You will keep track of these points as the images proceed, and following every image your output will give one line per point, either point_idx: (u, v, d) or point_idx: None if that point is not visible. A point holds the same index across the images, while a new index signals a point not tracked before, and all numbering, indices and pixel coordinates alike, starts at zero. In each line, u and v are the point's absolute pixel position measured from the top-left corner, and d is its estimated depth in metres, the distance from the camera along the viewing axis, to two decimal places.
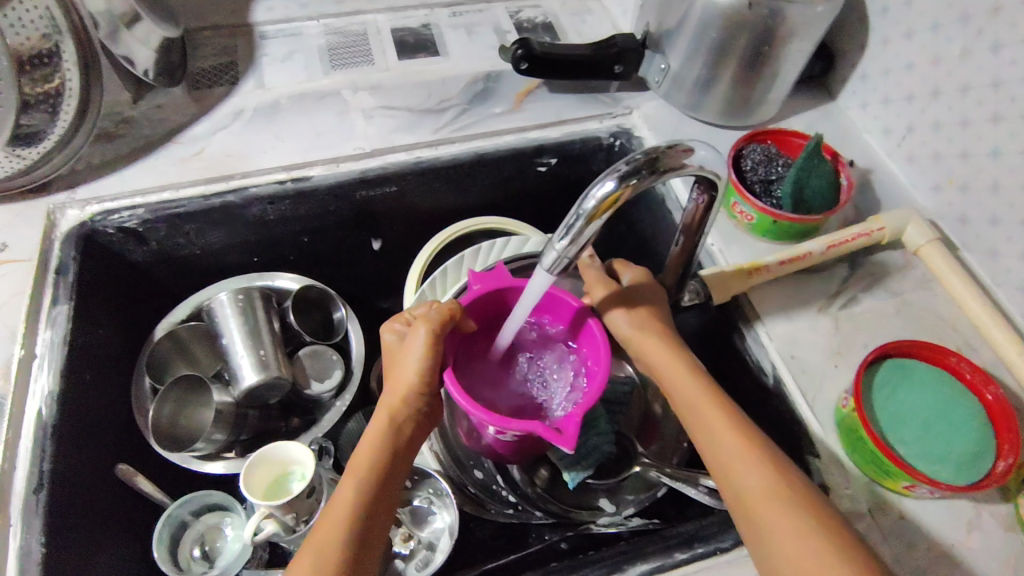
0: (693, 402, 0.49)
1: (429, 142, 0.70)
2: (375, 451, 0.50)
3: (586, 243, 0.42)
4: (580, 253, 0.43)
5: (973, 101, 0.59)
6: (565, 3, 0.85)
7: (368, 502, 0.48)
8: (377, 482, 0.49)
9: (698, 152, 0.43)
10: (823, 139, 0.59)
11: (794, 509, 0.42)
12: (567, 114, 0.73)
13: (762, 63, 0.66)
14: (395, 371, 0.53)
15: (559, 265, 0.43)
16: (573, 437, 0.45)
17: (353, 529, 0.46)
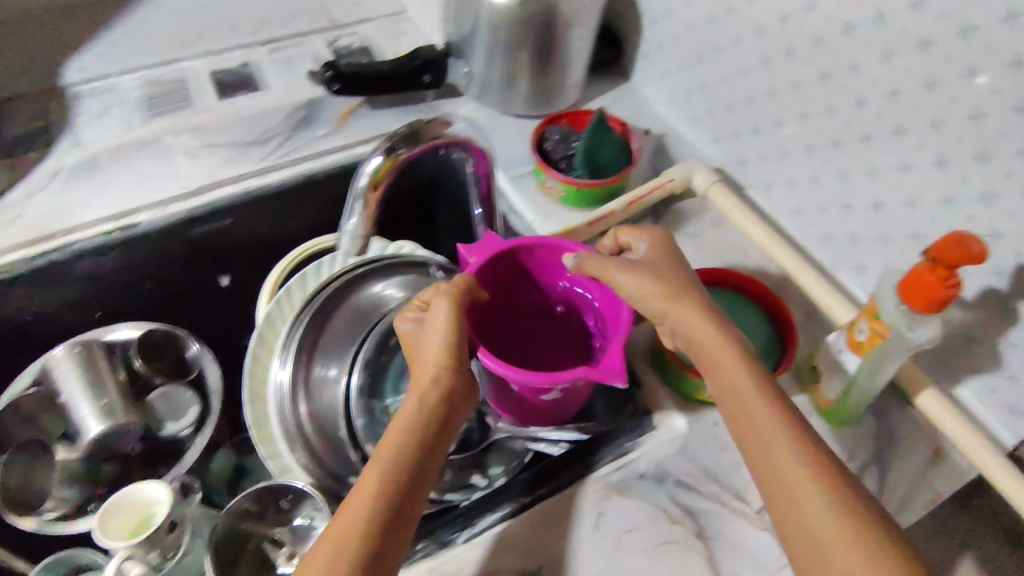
0: (709, 349, 0.47)
1: (257, 171, 0.73)
2: (401, 438, 0.46)
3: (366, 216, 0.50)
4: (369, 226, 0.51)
5: (726, 60, 0.67)
6: (380, 26, 0.89)
7: (391, 496, 0.43)
8: (407, 472, 0.44)
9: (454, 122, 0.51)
10: (605, 111, 0.67)
11: (814, 474, 0.40)
12: (389, 126, 0.77)
13: (551, 54, 0.73)
14: (425, 350, 0.50)
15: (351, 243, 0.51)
16: (622, 370, 0.46)
17: (370, 532, 0.41)
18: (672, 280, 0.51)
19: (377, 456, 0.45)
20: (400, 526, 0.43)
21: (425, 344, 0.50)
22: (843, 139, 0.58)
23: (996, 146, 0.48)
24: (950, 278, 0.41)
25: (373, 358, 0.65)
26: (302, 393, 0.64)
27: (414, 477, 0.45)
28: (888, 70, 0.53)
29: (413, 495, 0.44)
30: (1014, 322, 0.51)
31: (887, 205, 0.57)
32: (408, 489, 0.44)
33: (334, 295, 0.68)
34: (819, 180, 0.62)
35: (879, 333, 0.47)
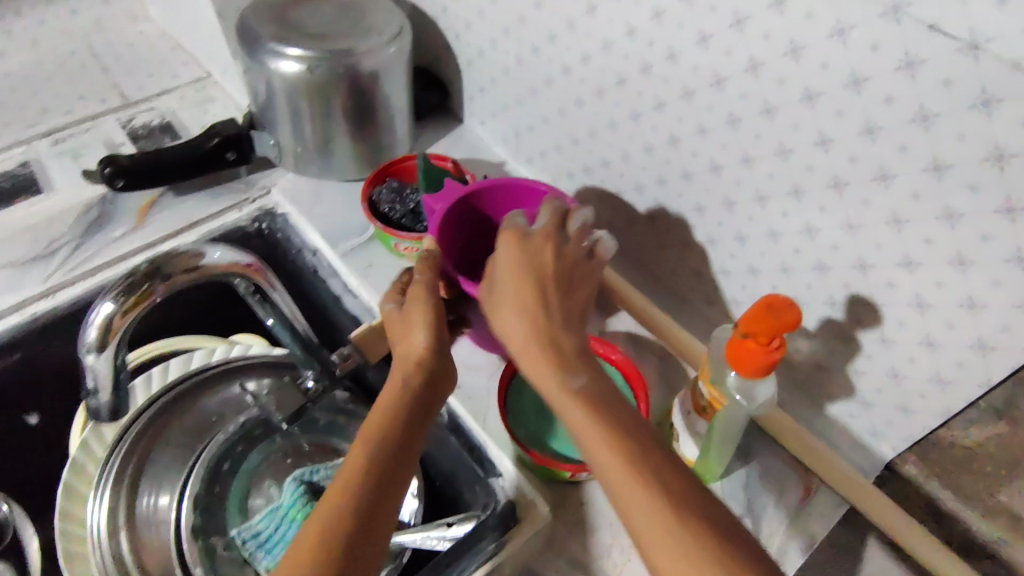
0: (535, 353, 0.40)
1: (42, 293, 0.63)
2: (383, 414, 0.41)
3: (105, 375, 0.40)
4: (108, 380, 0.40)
5: (544, 101, 0.63)
6: (182, 97, 0.81)
7: (369, 475, 0.38)
8: (388, 449, 0.39)
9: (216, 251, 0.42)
10: (427, 155, 0.63)
11: (632, 463, 0.34)
12: (198, 215, 0.69)
13: (365, 114, 0.67)
14: (403, 328, 0.47)
15: (105, 409, 0.41)
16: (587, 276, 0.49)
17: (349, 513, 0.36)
18: (518, 270, 0.44)
19: (360, 435, 0.40)
20: (383, 509, 0.37)
21: (406, 323, 0.48)
22: (667, 178, 0.56)
23: (805, 180, 0.46)
24: (769, 348, 0.39)
25: (205, 487, 0.58)
26: (126, 541, 0.55)
27: (396, 457, 0.39)
28: (691, 108, 0.50)
29: (400, 470, 0.39)
30: (856, 349, 0.50)
31: (721, 241, 0.55)
32: (389, 469, 0.39)
33: (156, 418, 0.61)
34: (654, 220, 0.59)
35: (718, 399, 0.45)
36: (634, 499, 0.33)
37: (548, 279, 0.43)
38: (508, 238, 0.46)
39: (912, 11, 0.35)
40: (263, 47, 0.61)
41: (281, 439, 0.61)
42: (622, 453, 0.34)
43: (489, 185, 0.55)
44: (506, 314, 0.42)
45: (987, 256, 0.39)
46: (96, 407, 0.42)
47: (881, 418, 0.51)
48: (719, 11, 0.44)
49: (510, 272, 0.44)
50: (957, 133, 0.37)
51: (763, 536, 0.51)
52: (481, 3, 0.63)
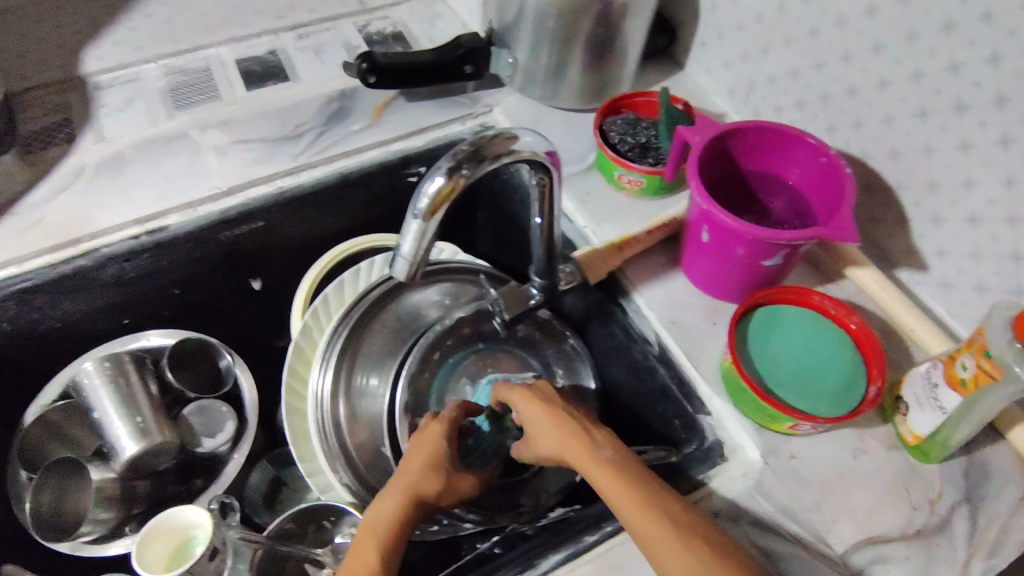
0: (569, 451, 0.46)
1: (289, 170, 0.68)
2: (387, 522, 0.45)
3: (426, 245, 0.42)
4: (424, 252, 0.42)
5: (798, 52, 0.62)
6: (412, 10, 0.84)
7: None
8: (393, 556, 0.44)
9: (522, 139, 0.44)
10: (669, 91, 0.63)
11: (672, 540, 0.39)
12: (426, 120, 0.72)
13: (605, 44, 0.67)
14: (411, 457, 0.49)
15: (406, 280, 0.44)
16: (855, 231, 0.48)
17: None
18: (539, 410, 0.49)
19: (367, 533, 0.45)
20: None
21: (415, 449, 0.50)
22: (935, 146, 0.54)
23: None
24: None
25: (417, 372, 0.61)
26: (343, 407, 0.60)
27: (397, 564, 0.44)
28: (997, 73, 0.48)
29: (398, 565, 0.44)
30: None
31: (985, 220, 0.52)
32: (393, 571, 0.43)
33: (380, 299, 0.64)
34: (902, 189, 0.57)
35: (988, 372, 0.43)
36: (671, 564, 0.38)
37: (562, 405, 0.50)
38: (520, 390, 0.51)
39: None
40: None
41: (482, 347, 0.66)
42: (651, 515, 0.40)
43: (749, 126, 0.53)
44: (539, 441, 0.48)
45: None
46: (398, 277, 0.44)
47: None
48: None
49: (534, 404, 0.50)
50: None
51: (980, 526, 0.49)
52: None
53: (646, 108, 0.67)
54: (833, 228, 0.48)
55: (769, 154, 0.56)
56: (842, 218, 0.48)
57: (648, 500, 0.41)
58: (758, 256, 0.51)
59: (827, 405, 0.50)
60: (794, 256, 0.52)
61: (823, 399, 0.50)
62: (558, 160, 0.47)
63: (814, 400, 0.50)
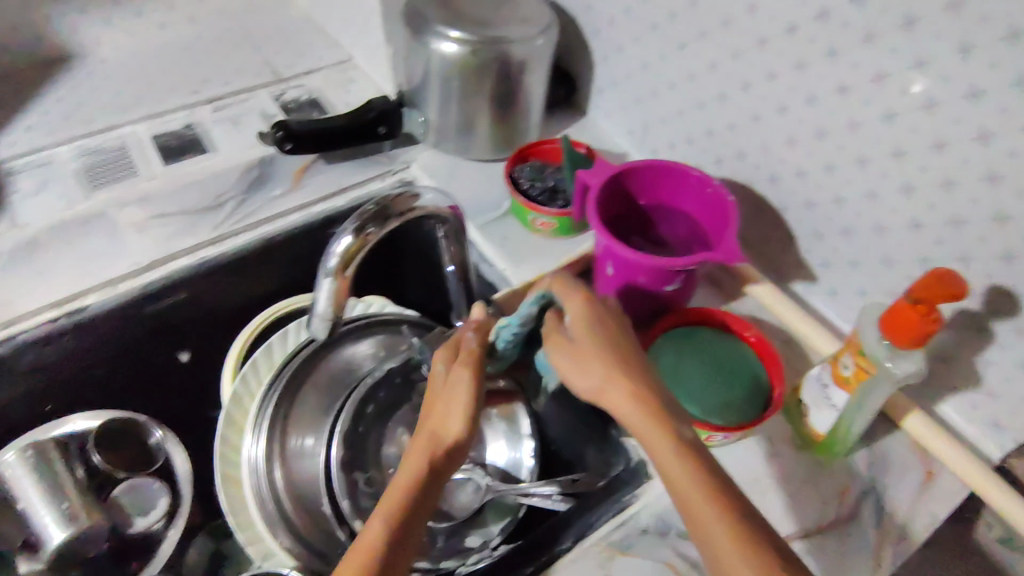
0: (621, 402, 0.42)
1: (210, 240, 0.69)
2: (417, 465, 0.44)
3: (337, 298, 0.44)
4: (335, 306, 0.45)
5: (682, 94, 0.67)
6: (327, 77, 0.87)
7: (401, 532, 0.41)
8: (419, 497, 0.43)
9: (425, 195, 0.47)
10: (570, 138, 0.68)
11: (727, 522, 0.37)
12: (346, 181, 0.75)
13: (509, 98, 0.72)
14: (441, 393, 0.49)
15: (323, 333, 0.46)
16: (740, 253, 0.52)
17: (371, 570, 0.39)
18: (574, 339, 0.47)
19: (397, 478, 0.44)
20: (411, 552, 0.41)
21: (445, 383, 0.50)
22: (807, 170, 0.59)
23: (956, 173, 0.48)
24: (934, 308, 0.41)
25: (351, 427, 0.61)
26: (278, 471, 0.61)
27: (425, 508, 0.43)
28: (848, 103, 0.53)
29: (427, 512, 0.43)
30: (988, 339, 0.52)
31: (857, 232, 0.57)
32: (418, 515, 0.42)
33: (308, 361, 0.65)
34: (785, 210, 0.62)
35: (866, 369, 0.47)
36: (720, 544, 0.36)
37: (621, 345, 0.46)
38: (581, 299, 0.49)
39: None
40: (429, 30, 0.67)
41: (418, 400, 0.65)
42: (692, 470, 0.39)
43: (640, 165, 0.58)
44: (578, 374, 0.45)
45: None
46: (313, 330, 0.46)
47: (1006, 411, 0.53)
48: (889, 11, 0.47)
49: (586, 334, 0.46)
50: None
51: (885, 514, 0.53)
52: (629, 1, 0.68)
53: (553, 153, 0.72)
54: (722, 252, 0.52)
55: (662, 189, 0.61)
56: (729, 242, 0.53)
57: (688, 457, 0.39)
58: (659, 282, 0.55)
59: (737, 417, 0.53)
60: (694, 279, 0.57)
61: (732, 411, 0.54)
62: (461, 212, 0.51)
63: (725, 413, 0.53)
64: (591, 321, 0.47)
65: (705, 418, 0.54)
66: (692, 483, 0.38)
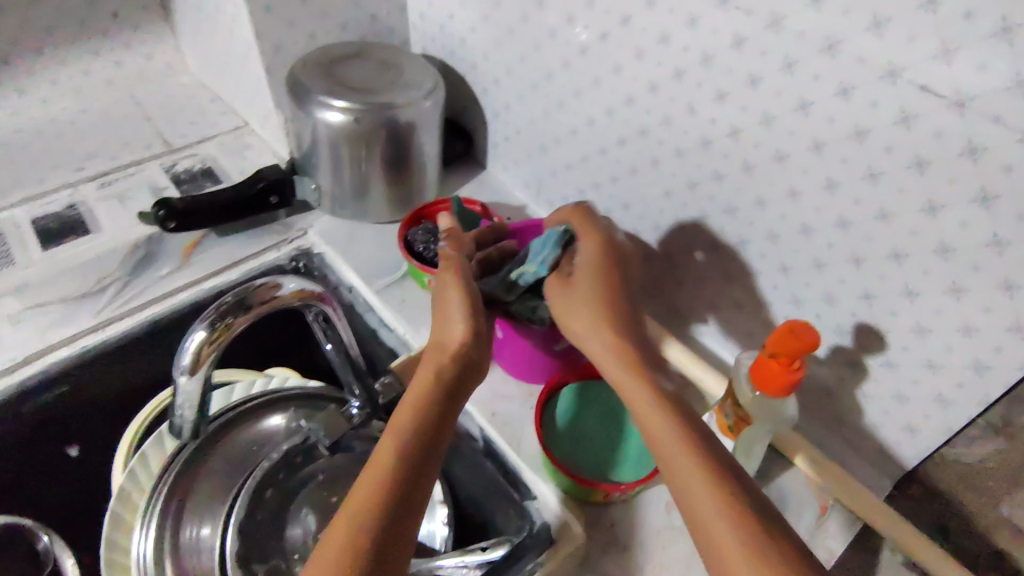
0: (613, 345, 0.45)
1: (93, 327, 0.66)
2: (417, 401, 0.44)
3: (197, 395, 0.43)
4: (196, 402, 0.43)
5: (567, 148, 0.69)
6: (222, 144, 0.86)
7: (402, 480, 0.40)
8: (419, 450, 0.41)
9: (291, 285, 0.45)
10: (461, 199, 0.68)
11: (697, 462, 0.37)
12: (239, 254, 0.73)
13: (400, 161, 0.72)
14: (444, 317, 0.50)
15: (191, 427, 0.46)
16: None
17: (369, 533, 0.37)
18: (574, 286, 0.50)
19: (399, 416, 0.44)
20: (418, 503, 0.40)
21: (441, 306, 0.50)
22: (685, 219, 0.60)
23: (813, 220, 0.50)
24: (789, 359, 0.43)
25: (250, 512, 0.59)
26: (170, 568, 0.57)
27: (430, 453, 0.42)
28: (709, 156, 0.55)
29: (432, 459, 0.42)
30: (864, 374, 0.54)
31: (735, 276, 0.59)
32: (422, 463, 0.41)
33: (202, 445, 0.63)
34: (671, 256, 0.64)
35: (744, 420, 0.50)
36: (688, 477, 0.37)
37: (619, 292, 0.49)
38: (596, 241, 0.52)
39: (906, 74, 0.40)
40: (312, 99, 0.66)
41: (323, 477, 0.63)
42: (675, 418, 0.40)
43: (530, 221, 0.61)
44: (573, 312, 0.48)
45: (979, 285, 0.43)
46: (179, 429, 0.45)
47: (890, 441, 0.55)
48: (736, 71, 0.49)
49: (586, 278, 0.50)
50: (949, 178, 0.41)
51: None
52: (510, 61, 0.70)
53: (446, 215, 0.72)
54: None
55: None
56: None
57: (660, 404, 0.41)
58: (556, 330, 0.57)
59: (633, 471, 0.54)
60: None
61: (628, 465, 0.55)
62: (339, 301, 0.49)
63: (621, 467, 0.54)
64: (597, 268, 0.50)
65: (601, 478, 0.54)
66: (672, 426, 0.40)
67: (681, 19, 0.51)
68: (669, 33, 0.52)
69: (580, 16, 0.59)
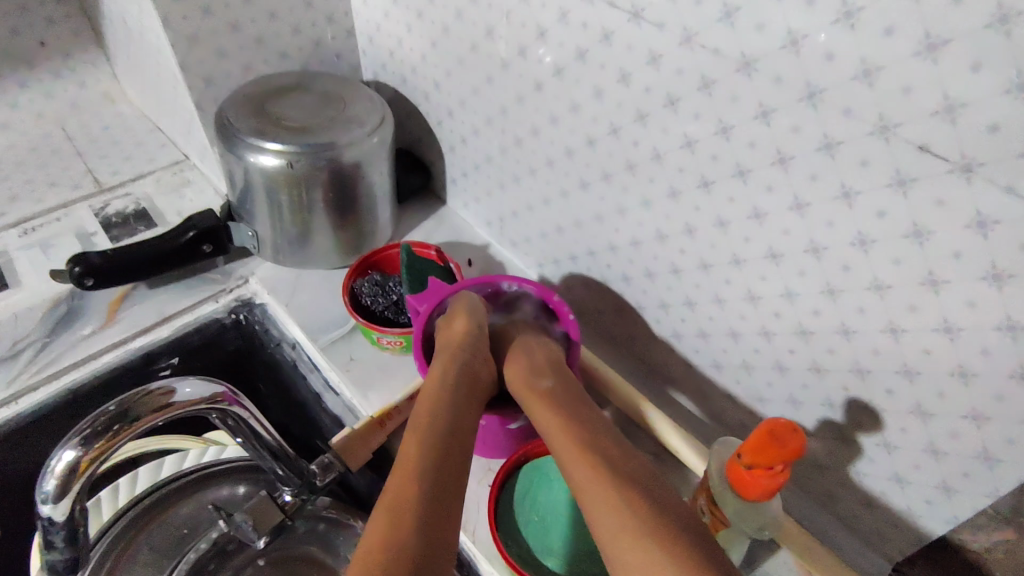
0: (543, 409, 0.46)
1: (1, 400, 0.59)
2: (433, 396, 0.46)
3: (68, 524, 0.36)
4: (67, 532, 0.37)
5: (527, 188, 0.63)
6: (159, 181, 0.79)
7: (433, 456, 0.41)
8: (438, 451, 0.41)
9: (184, 387, 0.39)
10: (409, 244, 0.61)
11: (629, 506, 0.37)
12: (171, 307, 0.66)
13: (347, 204, 0.65)
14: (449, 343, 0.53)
15: (61, 563, 0.38)
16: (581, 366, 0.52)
17: (417, 517, 0.36)
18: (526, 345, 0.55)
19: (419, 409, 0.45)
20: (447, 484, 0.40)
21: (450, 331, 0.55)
22: (655, 272, 0.54)
23: (798, 284, 0.44)
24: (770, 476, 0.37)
25: None
26: None
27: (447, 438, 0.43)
28: (678, 208, 0.48)
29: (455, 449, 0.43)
30: (857, 451, 0.47)
31: (712, 336, 0.53)
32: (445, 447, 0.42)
33: (128, 528, 0.57)
34: (643, 309, 0.57)
35: (721, 521, 0.42)
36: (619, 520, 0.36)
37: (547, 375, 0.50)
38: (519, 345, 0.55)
39: (901, 131, 0.34)
40: (242, 142, 0.59)
41: (263, 561, 0.58)
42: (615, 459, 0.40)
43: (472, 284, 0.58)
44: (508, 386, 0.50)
45: (989, 370, 0.37)
46: (52, 560, 0.38)
47: (887, 521, 0.49)
48: (704, 117, 0.43)
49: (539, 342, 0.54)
50: (953, 251, 0.35)
51: None
52: (462, 93, 0.63)
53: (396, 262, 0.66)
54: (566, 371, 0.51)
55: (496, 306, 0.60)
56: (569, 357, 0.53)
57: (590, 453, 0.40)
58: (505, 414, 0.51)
59: (602, 569, 0.46)
60: None
61: (597, 561, 0.47)
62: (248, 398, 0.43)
63: (590, 563, 0.47)
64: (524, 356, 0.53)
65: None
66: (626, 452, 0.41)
67: (642, 56, 0.44)
68: (629, 71, 0.46)
69: (533, 47, 0.52)
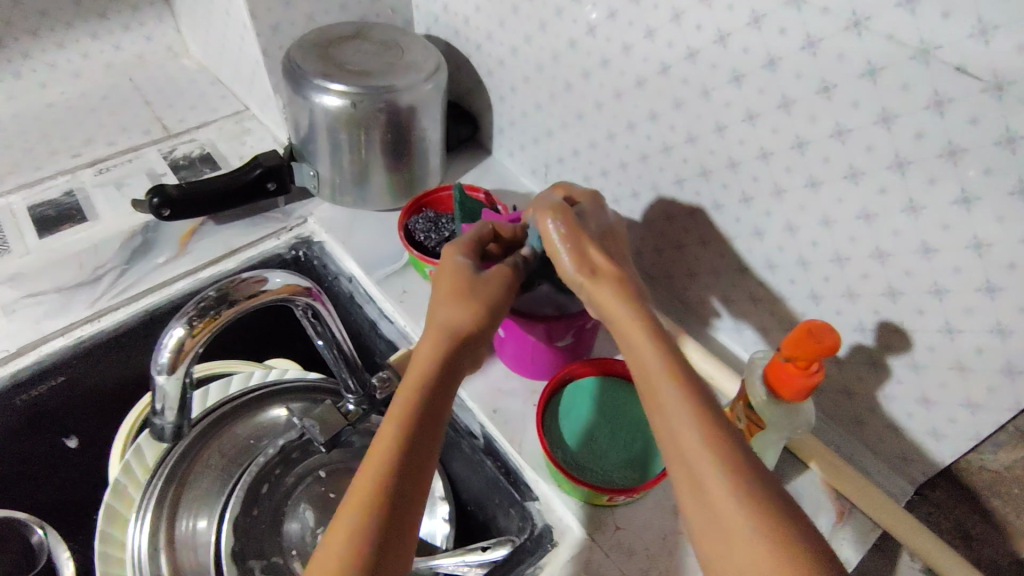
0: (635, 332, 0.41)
1: (87, 318, 0.64)
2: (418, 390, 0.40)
3: (174, 397, 0.41)
4: (173, 403, 0.41)
5: (574, 133, 0.66)
6: (222, 129, 0.84)
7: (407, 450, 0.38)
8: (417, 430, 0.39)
9: (274, 279, 0.44)
10: (463, 183, 0.65)
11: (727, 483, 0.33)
12: (237, 242, 0.71)
13: (403, 147, 0.69)
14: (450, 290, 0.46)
15: (170, 430, 0.43)
16: None
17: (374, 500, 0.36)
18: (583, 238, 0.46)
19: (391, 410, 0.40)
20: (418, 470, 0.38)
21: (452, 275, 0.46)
22: (697, 209, 0.57)
23: (835, 212, 0.47)
24: (814, 390, 0.41)
25: (244, 510, 0.58)
26: (164, 561, 0.54)
27: (425, 461, 0.38)
28: (723, 142, 0.52)
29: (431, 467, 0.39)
30: (886, 374, 0.50)
31: (751, 269, 0.56)
32: (416, 473, 0.38)
33: (200, 437, 0.62)
34: (683, 247, 0.60)
35: (757, 425, 0.46)
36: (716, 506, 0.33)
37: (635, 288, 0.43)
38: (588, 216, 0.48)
39: (940, 53, 0.37)
40: (309, 83, 0.63)
41: (323, 473, 0.63)
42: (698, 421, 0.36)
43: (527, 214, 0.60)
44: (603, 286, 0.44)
45: (1015, 284, 0.40)
46: (159, 429, 0.43)
47: (911, 443, 0.52)
48: (753, 51, 0.46)
49: (585, 235, 0.46)
50: (984, 166, 0.38)
51: None
52: (515, 42, 0.66)
53: (447, 202, 0.70)
54: None
55: None
56: None
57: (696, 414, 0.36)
58: (554, 336, 0.55)
59: (641, 475, 0.51)
60: (588, 328, 0.56)
61: (637, 468, 0.51)
62: (326, 297, 0.47)
63: (628, 471, 0.51)
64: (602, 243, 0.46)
65: (605, 483, 0.50)
66: (699, 437, 0.35)
67: None
68: (681, 10, 0.49)
69: None
